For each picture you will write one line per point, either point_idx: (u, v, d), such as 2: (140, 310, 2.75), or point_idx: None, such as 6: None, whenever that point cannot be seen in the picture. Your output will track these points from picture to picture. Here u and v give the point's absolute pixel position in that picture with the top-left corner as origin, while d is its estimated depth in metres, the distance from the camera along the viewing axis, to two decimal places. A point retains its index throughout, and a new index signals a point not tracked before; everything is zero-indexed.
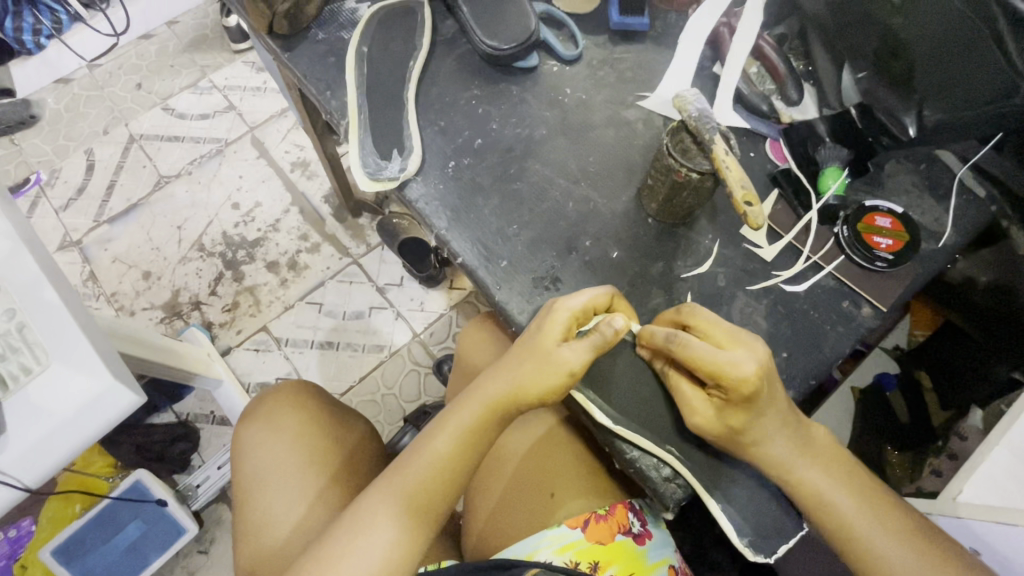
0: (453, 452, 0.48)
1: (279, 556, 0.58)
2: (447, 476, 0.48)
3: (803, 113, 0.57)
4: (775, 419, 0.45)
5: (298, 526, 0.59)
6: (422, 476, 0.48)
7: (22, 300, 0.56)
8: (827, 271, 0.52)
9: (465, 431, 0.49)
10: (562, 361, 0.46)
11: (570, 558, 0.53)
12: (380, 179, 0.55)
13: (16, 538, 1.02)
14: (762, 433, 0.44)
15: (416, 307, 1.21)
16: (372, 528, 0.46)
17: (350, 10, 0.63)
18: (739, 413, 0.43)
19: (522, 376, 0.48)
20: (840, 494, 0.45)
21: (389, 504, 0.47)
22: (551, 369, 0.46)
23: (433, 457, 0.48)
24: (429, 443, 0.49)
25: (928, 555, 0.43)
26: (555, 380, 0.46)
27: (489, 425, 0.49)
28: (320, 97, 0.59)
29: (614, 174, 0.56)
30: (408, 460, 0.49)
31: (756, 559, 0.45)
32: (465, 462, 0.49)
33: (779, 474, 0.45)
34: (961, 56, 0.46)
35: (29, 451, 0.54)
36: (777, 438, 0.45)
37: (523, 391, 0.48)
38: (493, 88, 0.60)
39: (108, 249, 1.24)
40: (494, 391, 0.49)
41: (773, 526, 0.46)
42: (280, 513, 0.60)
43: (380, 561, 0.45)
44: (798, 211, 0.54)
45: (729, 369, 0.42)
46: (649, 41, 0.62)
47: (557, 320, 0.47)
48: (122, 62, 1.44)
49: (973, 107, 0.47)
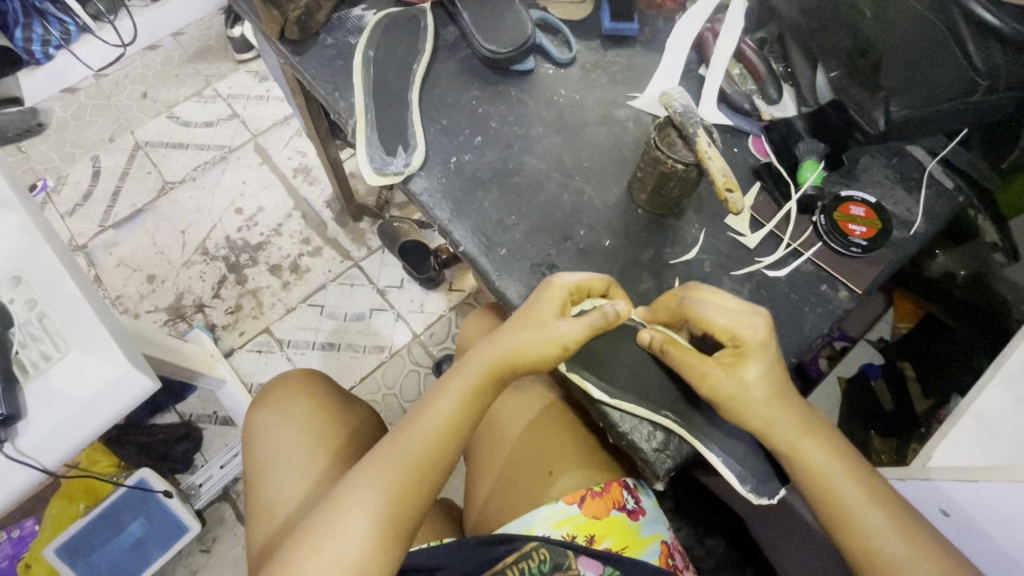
0: (452, 415, 0.51)
1: (284, 529, 0.60)
2: (446, 436, 0.51)
3: (782, 110, 0.60)
4: (775, 394, 0.48)
5: (301, 502, 0.61)
6: (421, 438, 0.50)
7: (43, 292, 0.59)
8: (806, 257, 0.55)
9: (465, 394, 0.52)
10: (559, 332, 0.49)
11: (568, 532, 0.55)
12: (385, 174, 0.58)
13: (20, 539, 1.03)
14: (763, 406, 0.47)
15: (415, 308, 1.24)
16: (372, 486, 0.48)
17: (356, 17, 0.66)
18: (751, 362, 0.47)
19: (518, 341, 0.50)
20: (839, 472, 0.47)
21: (389, 467, 0.49)
22: (547, 336, 0.49)
23: (432, 421, 0.51)
24: (429, 407, 0.52)
25: (915, 539, 0.45)
26: (547, 348, 0.49)
27: (485, 391, 0.52)
28: (328, 98, 0.63)
29: (606, 169, 0.60)
30: (410, 425, 0.51)
31: (760, 502, 0.48)
32: (462, 427, 0.51)
33: (783, 446, 0.47)
34: (932, 56, 0.51)
35: (48, 435, 0.56)
36: (777, 409, 0.47)
37: (519, 354, 0.50)
38: (492, 89, 0.63)
39: (114, 253, 1.27)
40: (489, 356, 0.52)
41: (764, 473, 0.49)
42: (288, 489, 0.63)
43: (379, 515, 0.47)
44: (778, 202, 0.57)
45: (740, 325, 0.47)
46: (639, 46, 0.66)
47: (550, 293, 0.50)
48: (128, 72, 1.48)
49: (937, 103, 0.51)
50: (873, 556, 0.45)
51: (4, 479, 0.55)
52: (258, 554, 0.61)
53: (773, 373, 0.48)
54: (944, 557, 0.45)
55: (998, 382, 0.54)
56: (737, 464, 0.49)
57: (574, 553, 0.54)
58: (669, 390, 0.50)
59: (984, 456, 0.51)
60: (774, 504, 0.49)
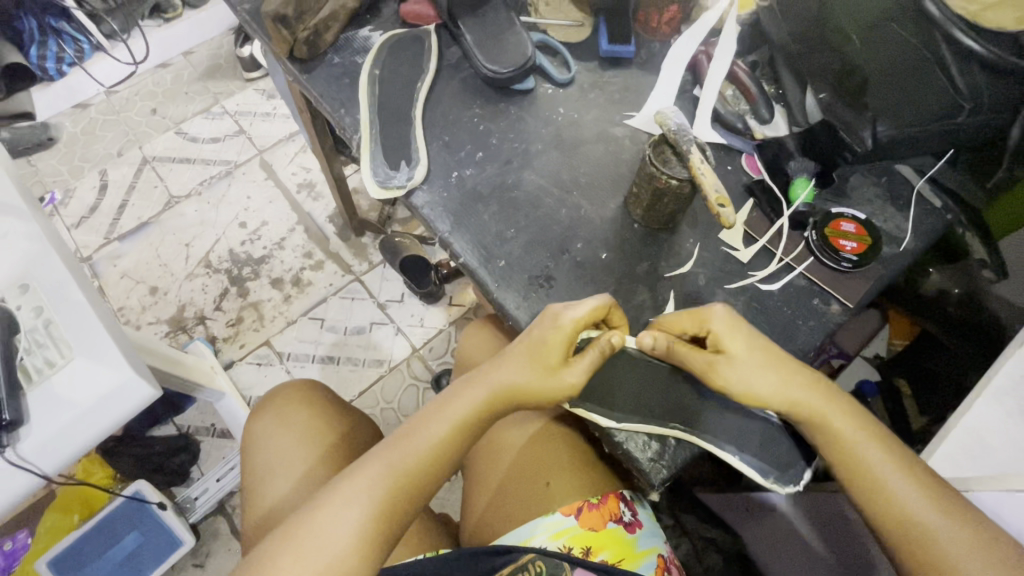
0: (444, 438, 0.51)
1: (259, 526, 0.62)
2: (433, 457, 0.51)
3: (775, 132, 0.62)
4: (787, 377, 0.48)
5: (274, 507, 0.63)
6: (409, 457, 0.50)
7: (50, 299, 0.60)
8: (798, 271, 0.57)
9: (462, 416, 0.52)
10: (562, 380, 0.50)
11: (564, 544, 0.56)
12: (389, 187, 0.60)
13: (11, 552, 1.01)
14: (782, 387, 0.48)
15: (415, 322, 1.25)
16: (359, 495, 0.48)
17: (363, 37, 0.69)
18: (737, 350, 0.48)
19: (522, 379, 0.51)
20: (873, 451, 0.47)
21: (371, 482, 0.49)
22: (552, 382, 0.50)
23: (422, 440, 0.51)
24: (421, 427, 0.52)
25: (953, 514, 0.44)
26: (552, 391, 0.50)
27: (482, 416, 0.53)
28: (334, 115, 0.65)
29: (603, 185, 0.62)
30: (398, 440, 0.51)
31: (785, 490, 0.49)
32: (454, 446, 0.52)
33: (812, 420, 0.48)
34: (916, 81, 0.53)
35: (50, 440, 0.56)
36: (796, 387, 0.48)
37: (524, 395, 0.52)
38: (494, 107, 0.65)
39: (117, 264, 1.29)
40: (491, 385, 0.52)
41: (786, 459, 0.50)
42: (270, 495, 0.64)
43: (359, 526, 0.47)
44: (771, 218, 0.59)
45: (706, 315, 0.50)
46: (635, 67, 0.68)
47: (552, 327, 0.51)
48: (138, 89, 1.51)
49: (924, 123, 0.54)
50: (910, 533, 0.44)
51: (3, 485, 0.54)
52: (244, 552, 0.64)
53: (782, 364, 0.48)
54: (990, 538, 0.43)
55: (986, 399, 0.53)
56: (756, 457, 0.50)
57: (570, 565, 0.53)
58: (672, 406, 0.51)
59: (977, 466, 0.52)
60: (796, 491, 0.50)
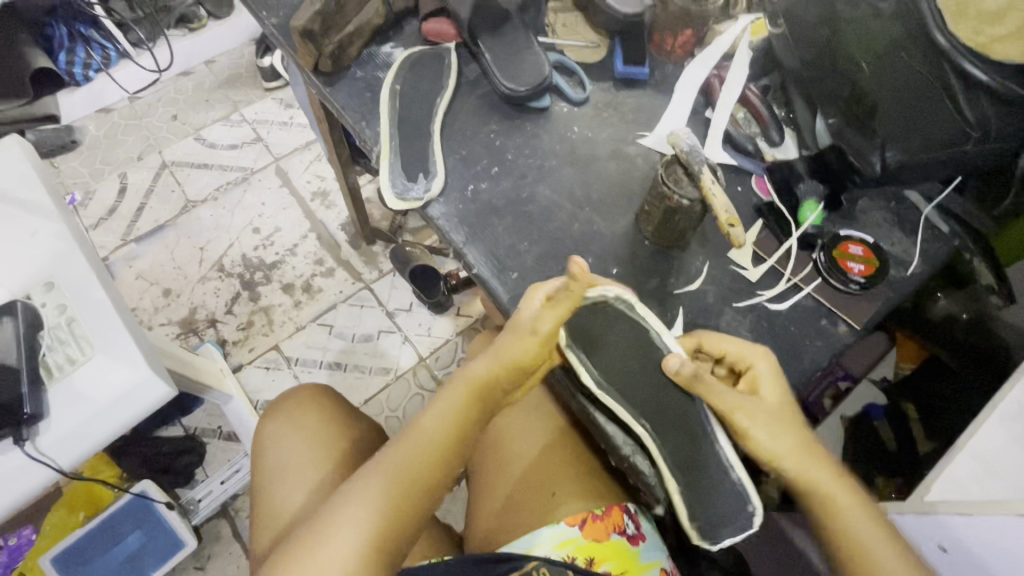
0: (442, 424, 0.53)
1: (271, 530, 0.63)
2: (437, 452, 0.52)
3: (785, 152, 0.64)
4: (793, 429, 0.50)
5: (297, 512, 0.63)
6: (412, 451, 0.52)
7: (74, 298, 0.61)
8: (806, 292, 0.57)
9: (457, 407, 0.54)
10: (536, 318, 0.51)
11: (568, 554, 0.57)
12: (407, 199, 0.62)
13: (15, 547, 1.02)
14: (785, 442, 0.49)
15: (422, 332, 1.26)
16: (365, 501, 0.49)
17: (385, 53, 0.71)
18: (768, 386, 0.51)
19: (505, 343, 0.53)
20: (864, 520, 0.47)
21: (379, 484, 0.50)
22: (525, 328, 0.52)
23: (421, 437, 0.52)
24: (421, 423, 0.53)
25: None
26: (532, 333, 0.52)
27: (476, 400, 0.55)
28: (355, 127, 0.67)
29: (615, 201, 0.63)
30: (402, 442, 0.52)
31: (701, 542, 0.50)
32: (455, 441, 0.53)
33: (808, 483, 0.48)
34: (925, 107, 0.53)
35: (66, 435, 0.57)
36: (795, 445, 0.49)
37: (506, 357, 0.54)
38: (510, 124, 0.67)
39: (133, 265, 1.31)
40: (479, 367, 0.55)
41: (726, 517, 0.50)
42: (289, 498, 0.65)
43: (363, 531, 0.48)
44: (780, 237, 0.60)
45: (745, 356, 0.52)
46: (649, 88, 0.70)
47: (532, 301, 0.51)
48: (161, 96, 1.55)
49: (930, 151, 0.55)
50: None
51: (21, 478, 0.56)
52: (254, 555, 0.65)
53: (790, 422, 0.50)
54: None
55: (995, 421, 0.54)
56: (719, 490, 0.50)
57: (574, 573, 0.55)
58: (677, 416, 0.52)
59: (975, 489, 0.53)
60: (712, 550, 0.51)
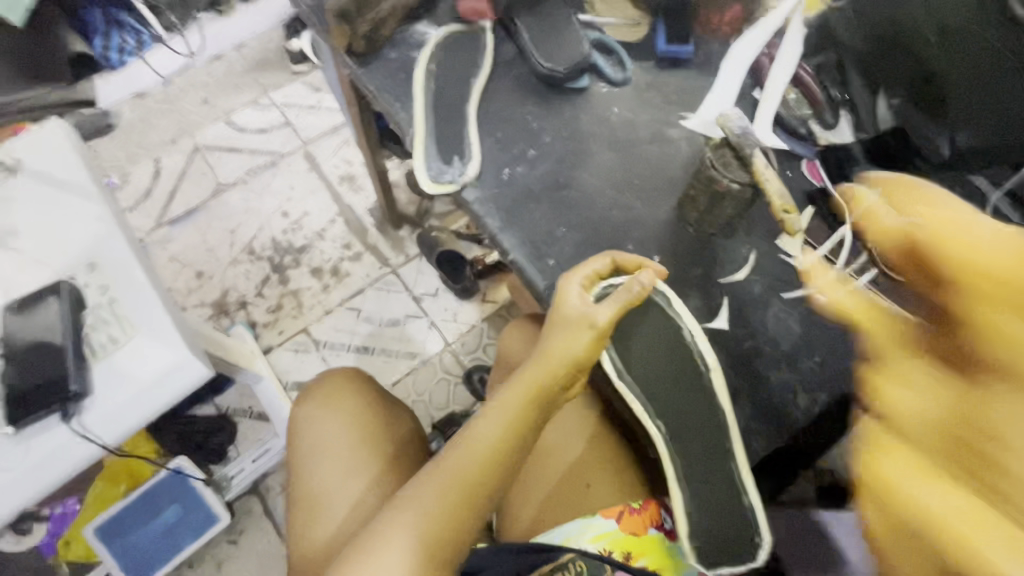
0: (493, 437, 0.51)
1: (310, 511, 0.65)
2: (487, 465, 0.50)
3: (840, 136, 0.61)
4: (961, 471, 0.32)
5: (355, 502, 0.64)
6: (462, 463, 0.50)
7: (115, 279, 0.62)
8: (861, 282, 0.54)
9: (507, 418, 0.51)
10: (586, 313, 0.51)
11: (604, 547, 0.57)
12: (441, 183, 0.61)
13: (61, 516, 1.05)
14: (919, 479, 0.33)
15: (448, 317, 1.26)
16: (409, 522, 0.48)
17: (419, 33, 0.70)
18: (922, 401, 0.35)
19: (553, 343, 0.53)
20: None
21: (427, 499, 0.48)
22: (574, 327, 0.51)
23: (473, 442, 0.51)
24: (471, 431, 0.51)
25: None
26: (581, 329, 0.51)
27: (528, 408, 0.52)
28: (389, 109, 0.65)
29: (656, 187, 0.61)
30: (448, 454, 0.51)
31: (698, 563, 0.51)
32: (504, 453, 0.51)
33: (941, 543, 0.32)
34: (1002, 82, 0.49)
35: (110, 413, 0.58)
36: (928, 487, 0.33)
37: (551, 358, 0.52)
38: (548, 105, 0.65)
39: (167, 248, 1.34)
40: (529, 373, 0.53)
41: (728, 539, 0.51)
42: (339, 489, 0.65)
43: (421, 533, 0.47)
44: (834, 226, 0.57)
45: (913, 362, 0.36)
46: (694, 68, 0.67)
47: (571, 286, 0.52)
48: (192, 80, 1.57)
49: (1005, 134, 0.50)
50: None
51: (64, 455, 0.57)
52: (290, 535, 0.66)
53: (947, 460, 0.32)
54: None
55: None
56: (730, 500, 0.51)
57: (611, 567, 0.55)
58: (687, 424, 0.52)
59: None
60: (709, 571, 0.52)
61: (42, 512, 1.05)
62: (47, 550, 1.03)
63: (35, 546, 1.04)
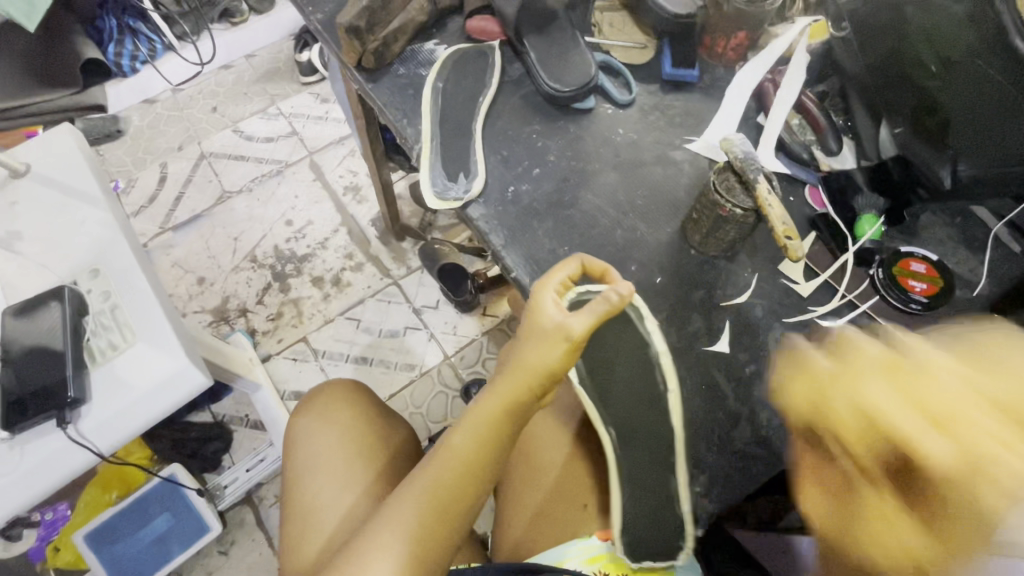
0: (472, 449, 0.50)
1: (302, 523, 0.64)
2: (465, 477, 0.49)
3: (841, 162, 0.62)
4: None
5: (345, 516, 0.63)
6: (443, 473, 0.49)
7: (118, 285, 0.62)
8: (862, 309, 0.56)
9: (483, 430, 0.50)
10: (558, 323, 0.48)
11: (598, 570, 0.56)
12: (446, 199, 0.61)
13: (51, 522, 1.04)
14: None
15: (449, 329, 1.26)
16: (393, 539, 0.47)
17: (429, 50, 0.71)
18: None
19: (527, 352, 0.50)
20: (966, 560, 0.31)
21: (414, 511, 0.48)
22: (548, 338, 0.49)
23: (452, 456, 0.50)
24: (450, 443, 0.51)
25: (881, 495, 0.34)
26: (552, 340, 0.49)
27: (506, 420, 0.51)
28: (396, 124, 0.66)
29: (659, 209, 0.61)
30: (428, 467, 0.50)
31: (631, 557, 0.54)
32: (485, 463, 0.50)
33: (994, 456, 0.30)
34: (997, 125, 0.48)
35: (106, 419, 0.58)
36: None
37: (523, 368, 0.50)
38: (553, 124, 0.66)
39: (170, 254, 1.34)
40: (504, 384, 0.51)
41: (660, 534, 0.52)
42: (331, 502, 0.64)
43: (407, 547, 0.46)
44: (835, 252, 0.58)
45: None
46: (698, 91, 0.68)
47: (545, 295, 0.50)
48: (202, 89, 1.58)
49: (1009, 163, 0.50)
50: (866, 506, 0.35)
51: (58, 461, 0.56)
52: (280, 548, 0.65)
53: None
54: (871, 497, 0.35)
55: None
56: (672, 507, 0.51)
57: None
58: (656, 435, 0.51)
59: None
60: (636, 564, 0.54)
61: (32, 517, 1.04)
62: (35, 556, 1.02)
63: (23, 552, 1.02)
